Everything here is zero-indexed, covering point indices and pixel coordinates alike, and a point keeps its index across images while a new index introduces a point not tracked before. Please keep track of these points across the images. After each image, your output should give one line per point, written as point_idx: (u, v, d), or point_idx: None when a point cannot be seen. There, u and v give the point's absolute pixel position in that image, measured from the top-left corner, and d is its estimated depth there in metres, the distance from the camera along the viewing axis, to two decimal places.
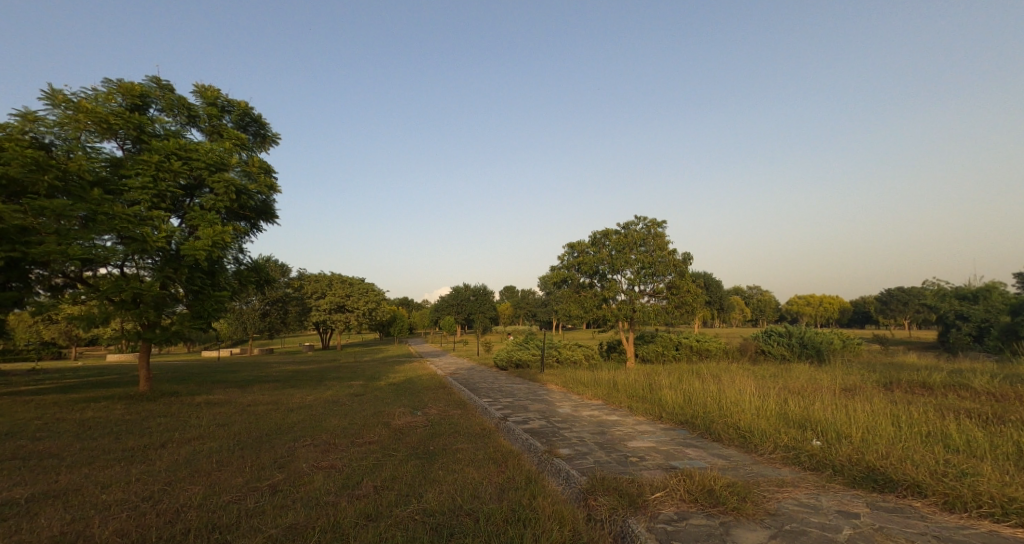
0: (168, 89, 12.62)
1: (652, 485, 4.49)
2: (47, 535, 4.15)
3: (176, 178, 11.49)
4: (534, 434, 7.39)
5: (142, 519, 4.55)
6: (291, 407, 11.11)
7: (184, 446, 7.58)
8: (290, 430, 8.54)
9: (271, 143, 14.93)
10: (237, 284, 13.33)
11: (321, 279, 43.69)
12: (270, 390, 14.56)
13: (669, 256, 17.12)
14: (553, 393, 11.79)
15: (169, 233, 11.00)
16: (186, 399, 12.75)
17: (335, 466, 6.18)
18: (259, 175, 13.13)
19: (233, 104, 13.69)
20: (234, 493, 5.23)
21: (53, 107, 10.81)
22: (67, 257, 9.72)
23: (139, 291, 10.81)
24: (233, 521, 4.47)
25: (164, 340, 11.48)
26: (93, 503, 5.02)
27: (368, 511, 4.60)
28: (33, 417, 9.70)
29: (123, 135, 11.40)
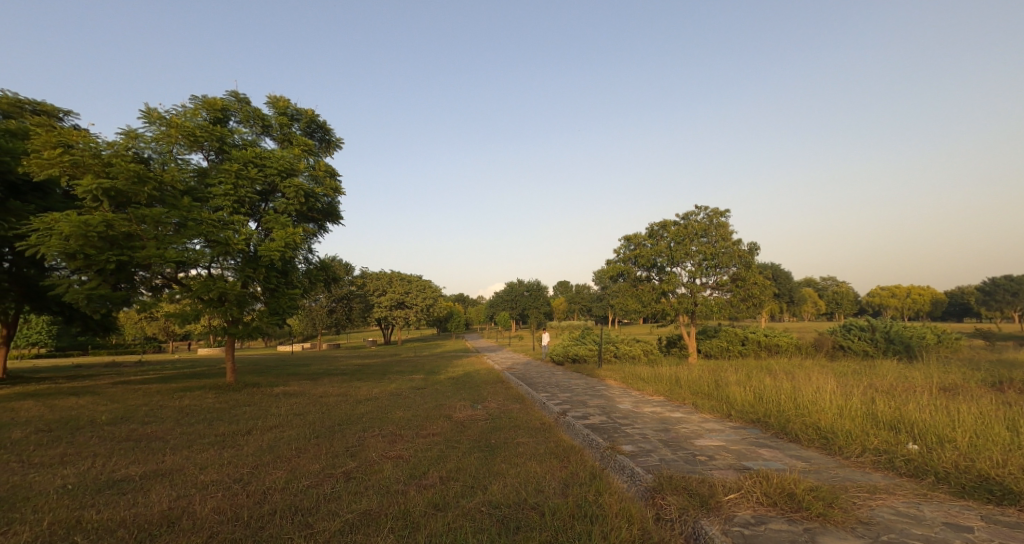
0: (245, 102, 13.58)
1: (725, 486, 4.30)
2: (158, 510, 4.62)
3: (253, 185, 12.36)
4: (595, 430, 7.32)
5: (235, 499, 4.96)
6: (359, 399, 11.66)
7: (266, 433, 8.17)
8: (359, 421, 8.96)
9: (336, 148, 15.67)
10: (307, 282, 14.16)
11: (382, 278, 45.46)
12: (339, 382, 15.40)
13: (733, 246, 16.30)
14: (612, 389, 11.62)
15: (248, 236, 11.82)
16: (266, 390, 13.76)
17: (402, 456, 6.43)
18: (325, 178, 13.82)
19: (301, 113, 14.49)
20: (313, 478, 5.57)
21: (149, 124, 11.90)
22: (164, 260, 10.73)
23: (225, 290, 11.74)
24: (313, 505, 4.76)
25: (246, 335, 12.39)
26: (192, 483, 5.52)
27: (436, 501, 4.74)
28: (140, 404, 10.84)
29: (208, 146, 12.38)
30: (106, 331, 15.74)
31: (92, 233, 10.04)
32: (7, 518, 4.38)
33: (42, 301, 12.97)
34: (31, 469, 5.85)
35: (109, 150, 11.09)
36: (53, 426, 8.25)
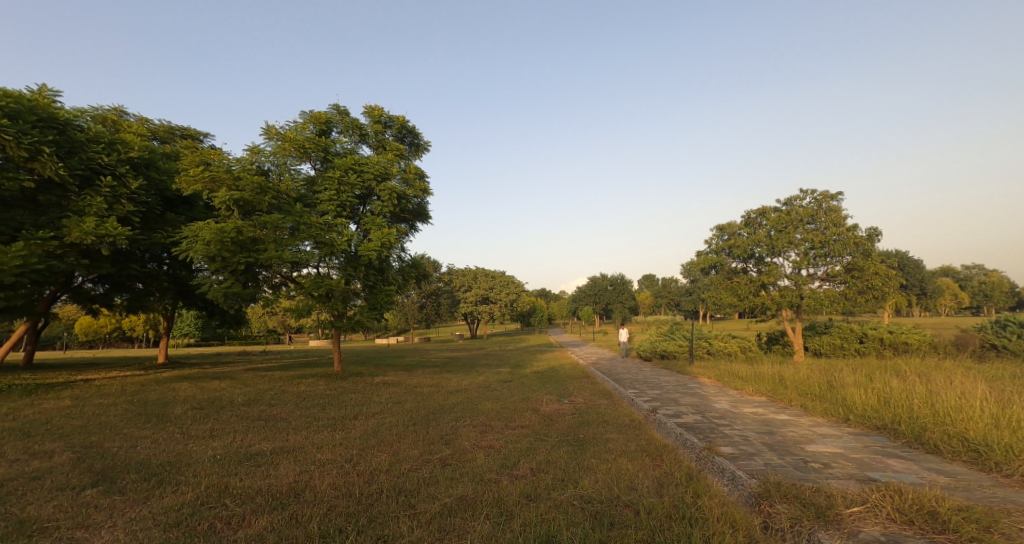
0: (346, 114, 14.71)
1: (845, 497, 3.93)
2: (286, 482, 5.21)
3: (353, 190, 13.37)
4: (688, 429, 7.02)
5: (348, 477, 5.44)
6: (451, 389, 12.21)
7: (370, 419, 8.85)
8: (452, 411, 9.38)
9: (424, 150, 16.43)
10: (402, 279, 15.06)
11: (468, 274, 47.05)
12: (431, 374, 16.24)
13: (848, 232, 14.65)
14: (706, 387, 11.04)
15: (350, 237, 12.81)
16: (368, 379, 14.90)
17: (493, 446, 6.64)
18: (415, 180, 14.55)
19: (393, 120, 15.38)
20: (413, 462, 5.96)
21: (268, 140, 13.31)
22: (282, 261, 12.01)
23: (331, 287, 12.84)
24: (415, 487, 5.08)
25: (350, 328, 13.47)
26: (311, 460, 6.16)
27: (529, 492, 4.83)
28: (267, 388, 12.25)
29: (315, 156, 13.59)
30: (238, 324, 17.97)
31: (226, 238, 11.50)
32: (174, 480, 5.20)
33: (191, 298, 15.12)
34: (188, 440, 6.88)
35: (238, 165, 12.57)
36: (201, 405, 9.60)
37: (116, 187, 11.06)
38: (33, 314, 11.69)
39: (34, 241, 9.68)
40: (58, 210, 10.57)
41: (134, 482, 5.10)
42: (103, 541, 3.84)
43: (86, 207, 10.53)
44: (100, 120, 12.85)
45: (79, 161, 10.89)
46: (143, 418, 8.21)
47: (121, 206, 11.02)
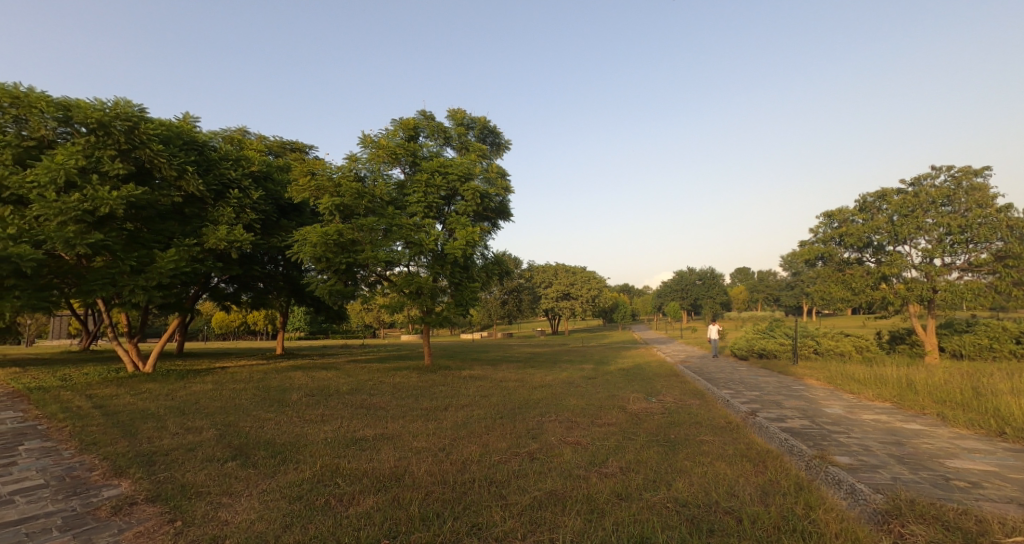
0: (432, 119, 15.33)
1: (1002, 524, 3.40)
2: (388, 466, 5.56)
3: (439, 191, 13.89)
4: (795, 435, 6.45)
5: (441, 465, 5.68)
6: (535, 385, 12.27)
7: (460, 411, 9.15)
8: (537, 406, 9.42)
9: (505, 149, 16.63)
10: (486, 275, 15.40)
11: (548, 270, 47.09)
12: (515, 369, 16.45)
13: (997, 214, 12.59)
14: (816, 390, 10.06)
15: (437, 236, 13.32)
16: (456, 372, 15.45)
17: (580, 442, 6.57)
18: (497, 179, 14.78)
19: (475, 121, 15.77)
20: (502, 454, 6.07)
21: (364, 148, 14.20)
22: (377, 260, 12.81)
23: (421, 285, 13.46)
24: (505, 479, 5.16)
25: (438, 324, 14.08)
26: (408, 447, 6.50)
27: (620, 491, 4.71)
28: (367, 379, 13.17)
29: (405, 161, 14.28)
30: (341, 319, 19.47)
31: (329, 241, 12.51)
32: (294, 458, 5.76)
33: (301, 296, 16.65)
34: (304, 423, 7.58)
35: (338, 173, 13.59)
36: (312, 392, 10.56)
37: (242, 198, 12.51)
38: (182, 310, 13.55)
39: (182, 247, 11.21)
40: (199, 220, 12.13)
41: (263, 458, 5.73)
42: (243, 507, 4.36)
43: (220, 216, 11.97)
44: (228, 139, 14.54)
45: (215, 177, 12.42)
46: (266, 402, 9.20)
47: (246, 214, 12.43)
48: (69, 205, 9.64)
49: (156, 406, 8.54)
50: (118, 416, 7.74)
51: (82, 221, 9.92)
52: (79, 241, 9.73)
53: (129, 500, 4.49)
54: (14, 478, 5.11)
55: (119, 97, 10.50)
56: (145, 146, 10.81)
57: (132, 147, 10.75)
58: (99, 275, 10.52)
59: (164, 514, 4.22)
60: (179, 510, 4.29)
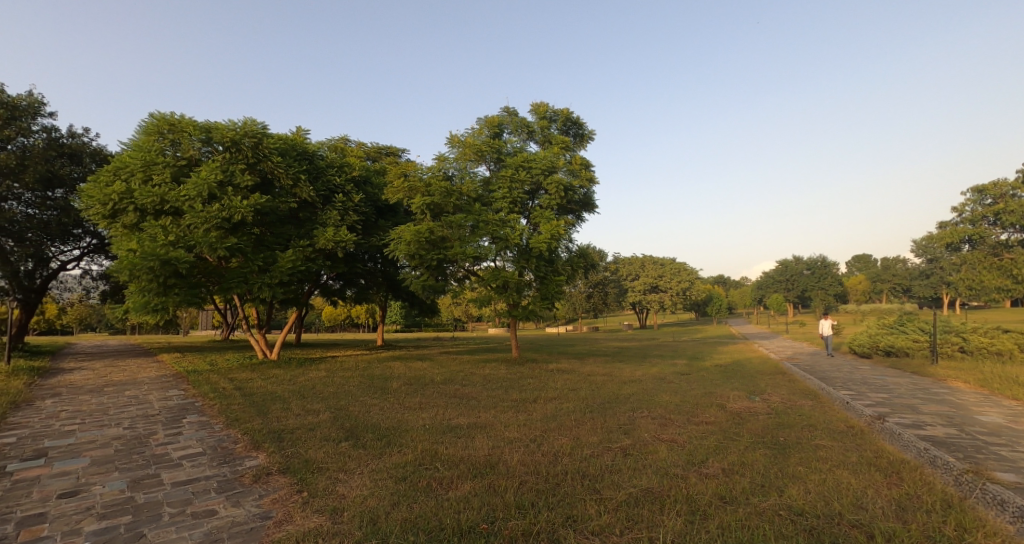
0: (515, 114, 15.50)
1: None
2: (482, 454, 5.76)
3: (523, 186, 14.03)
4: (935, 445, 5.67)
5: (534, 456, 5.77)
6: (624, 379, 12.01)
7: (549, 403, 9.23)
8: (628, 401, 9.21)
9: (589, 140, 16.31)
10: (571, 269, 15.29)
11: (634, 263, 45.94)
12: (603, 363, 16.21)
13: None
14: (960, 394, 8.75)
15: (522, 231, 13.50)
16: (544, 366, 15.56)
17: (676, 440, 6.32)
18: (581, 170, 14.58)
19: (558, 113, 15.66)
20: (594, 448, 6.02)
21: (451, 148, 14.71)
22: (465, 256, 13.27)
23: (507, 279, 13.72)
24: (599, 473, 5.13)
25: (525, 317, 14.25)
26: (501, 436, 6.69)
27: (724, 493, 4.48)
28: (459, 370, 13.71)
29: (490, 158, 14.59)
30: (432, 313, 20.45)
31: (422, 238, 13.17)
32: (397, 442, 6.18)
33: (397, 290, 17.75)
34: (404, 410, 8.10)
35: (428, 174, 14.25)
36: (410, 381, 11.24)
37: (346, 201, 13.60)
38: (298, 304, 15.05)
39: (297, 248, 12.45)
40: (311, 223, 13.37)
41: (371, 440, 6.21)
42: (357, 484, 4.78)
43: (328, 219, 13.10)
44: (333, 148, 15.85)
45: (323, 183, 13.62)
46: (370, 389, 9.94)
47: (349, 216, 13.49)
48: (210, 214, 11.13)
49: (281, 390, 9.61)
50: (253, 397, 8.83)
51: (220, 227, 11.39)
52: (219, 244, 11.25)
53: (266, 471, 5.11)
54: (180, 445, 6.03)
55: (248, 117, 11.90)
56: (267, 159, 12.18)
57: (257, 160, 12.16)
58: (234, 274, 12.02)
59: (294, 485, 4.75)
60: (305, 482, 4.79)
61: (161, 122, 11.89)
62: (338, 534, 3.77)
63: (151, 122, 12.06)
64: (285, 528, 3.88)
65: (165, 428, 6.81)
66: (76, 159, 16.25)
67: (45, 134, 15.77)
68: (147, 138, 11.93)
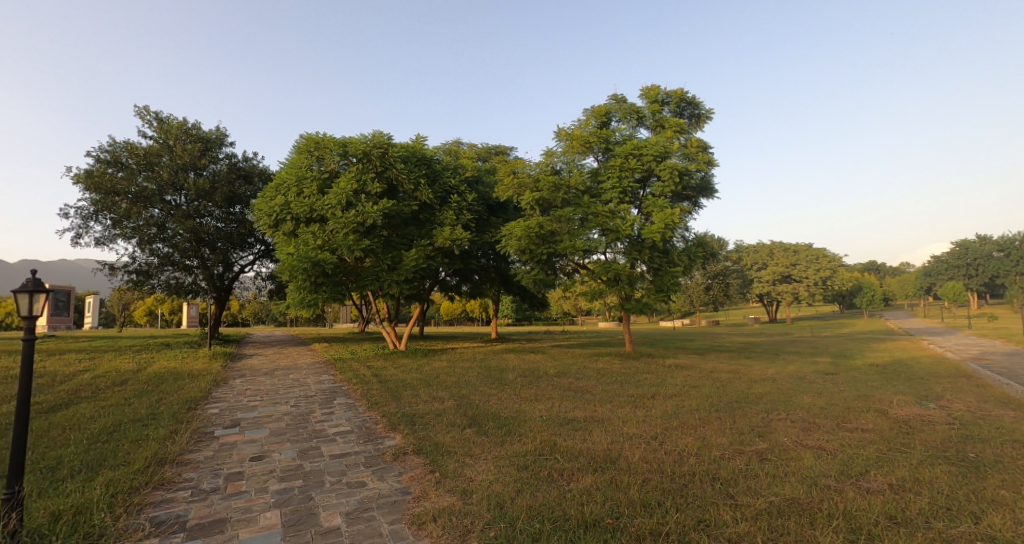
0: (623, 101, 15.03)
1: None
2: (602, 449, 5.74)
3: (633, 174, 13.55)
4: None
5: (656, 453, 5.60)
6: (755, 377, 11.06)
7: (669, 400, 8.86)
8: (760, 401, 8.48)
9: (706, 120, 15.22)
10: (688, 259, 14.43)
11: (760, 252, 42.75)
12: (728, 359, 15.12)
13: None
14: None
15: (633, 221, 13.07)
16: (661, 361, 14.94)
17: (825, 447, 5.69)
18: (698, 153, 13.69)
19: (671, 95, 14.86)
20: (724, 450, 5.66)
21: (559, 141, 14.70)
22: (575, 249, 13.24)
23: (619, 271, 13.39)
24: (732, 476, 4.82)
25: (639, 310, 13.85)
26: (620, 431, 6.59)
27: (894, 513, 3.93)
28: (572, 363, 13.76)
29: (598, 149, 14.32)
30: (543, 306, 20.74)
31: (532, 233, 13.39)
32: (517, 431, 6.40)
33: (509, 284, 18.34)
34: (522, 401, 8.35)
35: (537, 169, 14.45)
36: (525, 373, 11.53)
37: (460, 201, 14.36)
38: (421, 299, 16.26)
39: (419, 247, 13.43)
40: (431, 223, 14.33)
41: (493, 428, 6.52)
42: (483, 468, 5.06)
43: (445, 218, 13.94)
44: (448, 152, 16.80)
45: (439, 186, 14.52)
46: (489, 380, 10.40)
47: (464, 215, 14.22)
48: (348, 220, 12.50)
49: (410, 378, 10.48)
50: (388, 383, 9.76)
51: (356, 231, 12.72)
52: (355, 247, 12.58)
53: (404, 451, 5.64)
54: (333, 423, 6.91)
55: (375, 130, 13.11)
56: (392, 167, 13.32)
57: (384, 169, 13.34)
58: (368, 273, 13.38)
59: (428, 465, 5.18)
60: (437, 463, 5.20)
61: (308, 142, 13.60)
62: (470, 514, 4.04)
63: (301, 142, 13.84)
64: (423, 504, 4.26)
65: (321, 408, 7.84)
66: (249, 180, 19.27)
67: (228, 160, 18.91)
68: (299, 156, 13.73)
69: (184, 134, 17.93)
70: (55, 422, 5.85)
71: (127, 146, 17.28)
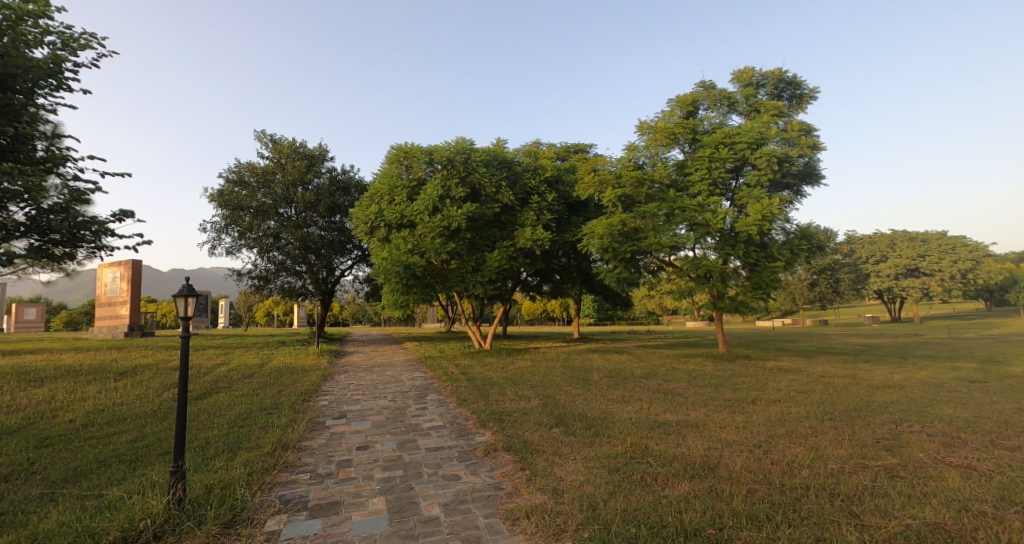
0: (712, 87, 14.21)
1: None
2: (699, 455, 5.45)
3: (725, 164, 12.73)
4: None
5: (761, 463, 5.21)
6: (877, 384, 9.87)
7: (773, 406, 8.20)
8: (885, 410, 7.56)
9: (809, 100, 13.92)
10: (791, 253, 13.26)
11: (879, 242, 38.12)
12: (842, 362, 13.67)
13: None
14: None
15: (725, 214, 12.28)
16: (761, 363, 13.88)
17: (974, 468, 4.94)
18: (800, 137, 12.56)
19: (767, 76, 13.78)
20: (843, 464, 5.13)
21: (641, 135, 14.21)
22: (662, 246, 12.74)
23: (710, 268, 12.65)
24: (855, 493, 4.35)
25: (733, 309, 12.98)
26: (717, 437, 6.22)
27: None
28: (660, 364, 13.23)
29: (684, 140, 13.65)
30: (627, 305, 20.18)
31: (614, 231, 13.12)
32: (606, 433, 6.28)
33: (591, 283, 18.09)
34: (609, 402, 8.18)
35: (618, 165, 14.11)
36: (611, 374, 11.30)
37: (540, 201, 14.42)
38: (504, 299, 16.53)
39: (502, 248, 13.66)
40: (512, 225, 14.54)
41: (581, 429, 6.45)
42: (575, 469, 5.03)
43: (526, 220, 14.06)
44: (528, 153, 16.92)
45: (520, 187, 14.75)
46: (575, 380, 10.32)
47: (545, 215, 14.26)
48: (435, 224, 13.04)
49: (497, 376, 10.69)
50: (476, 381, 10.04)
51: (442, 235, 13.23)
52: (442, 250, 13.09)
53: (495, 447, 5.76)
54: (427, 418, 7.24)
55: (459, 136, 13.56)
56: (475, 171, 13.69)
57: (467, 173, 13.75)
58: (454, 274, 13.86)
59: (519, 462, 5.24)
60: (528, 461, 5.24)
61: (398, 152, 14.40)
62: (563, 513, 4.03)
63: (392, 153, 14.67)
64: (515, 500, 4.32)
65: (416, 403, 8.25)
66: (347, 191, 20.83)
67: (329, 174, 20.55)
68: (390, 166, 14.57)
69: (294, 152, 19.74)
70: (199, 408, 6.73)
71: (248, 166, 19.40)
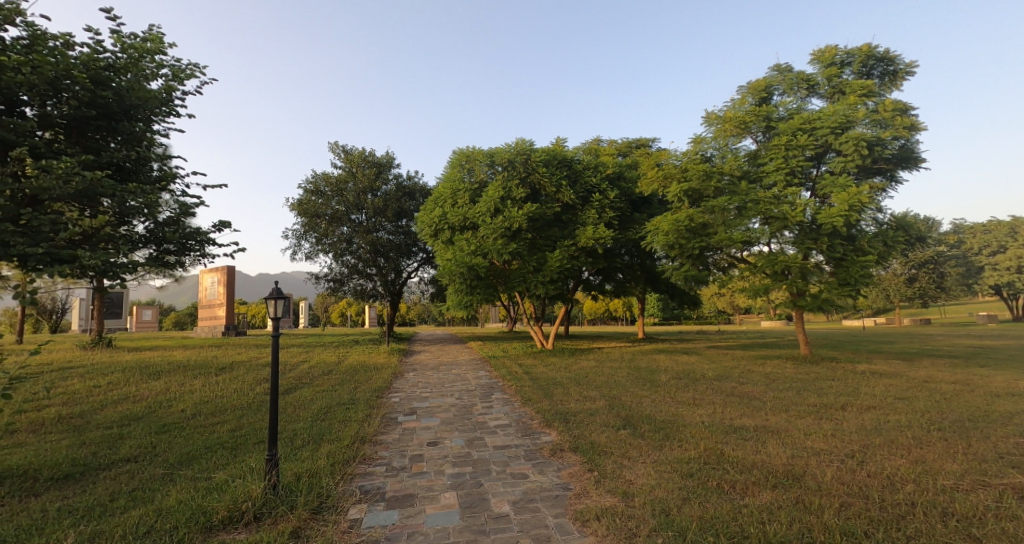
0: (789, 70, 13.27)
1: None
2: (781, 463, 5.08)
3: (804, 151, 11.83)
4: None
5: (854, 475, 4.77)
6: (996, 392, 8.72)
7: (867, 413, 7.49)
8: (1007, 422, 6.66)
9: (904, 76, 12.62)
10: (884, 246, 12.07)
11: (995, 232, 33.74)
12: (948, 367, 12.25)
13: None
14: None
15: (804, 206, 11.41)
16: (850, 366, 12.76)
17: None
18: (893, 118, 11.41)
19: (853, 54, 12.65)
20: (956, 480, 4.57)
21: (708, 126, 13.54)
22: (733, 242, 12.08)
23: (788, 264, 11.81)
24: (972, 514, 3.86)
25: (816, 308, 12.02)
26: (802, 445, 5.78)
27: None
28: (734, 366, 12.54)
29: (757, 129, 12.85)
30: (694, 305, 19.35)
31: (681, 227, 12.61)
32: (677, 437, 6.01)
33: (656, 282, 17.52)
34: (679, 405, 7.85)
35: (683, 159, 13.57)
36: (680, 375, 10.86)
37: (602, 199, 14.16)
38: (566, 299, 16.39)
39: (564, 248, 13.53)
40: (573, 224, 14.38)
41: (649, 431, 6.23)
42: (645, 472, 4.86)
43: (587, 218, 13.86)
44: (588, 151, 16.67)
45: (581, 186, 14.57)
46: (642, 381, 10.01)
47: (606, 214, 13.99)
48: (497, 225, 13.17)
49: (561, 376, 10.59)
50: (540, 381, 10.02)
51: (504, 236, 13.32)
52: (504, 250, 13.19)
53: (562, 447, 5.69)
54: (494, 416, 7.31)
55: (519, 137, 13.63)
56: (535, 171, 13.71)
57: (528, 174, 13.78)
58: (516, 275, 13.92)
59: (587, 463, 5.14)
60: (596, 462, 5.13)
61: (461, 157, 14.71)
62: (635, 517, 3.90)
63: (454, 157, 15.01)
64: (585, 502, 4.24)
65: (482, 401, 8.36)
66: (413, 196, 21.60)
67: (395, 180, 21.40)
68: (453, 170, 14.91)
69: (363, 161, 20.75)
70: (286, 401, 7.23)
71: (323, 176, 20.63)
